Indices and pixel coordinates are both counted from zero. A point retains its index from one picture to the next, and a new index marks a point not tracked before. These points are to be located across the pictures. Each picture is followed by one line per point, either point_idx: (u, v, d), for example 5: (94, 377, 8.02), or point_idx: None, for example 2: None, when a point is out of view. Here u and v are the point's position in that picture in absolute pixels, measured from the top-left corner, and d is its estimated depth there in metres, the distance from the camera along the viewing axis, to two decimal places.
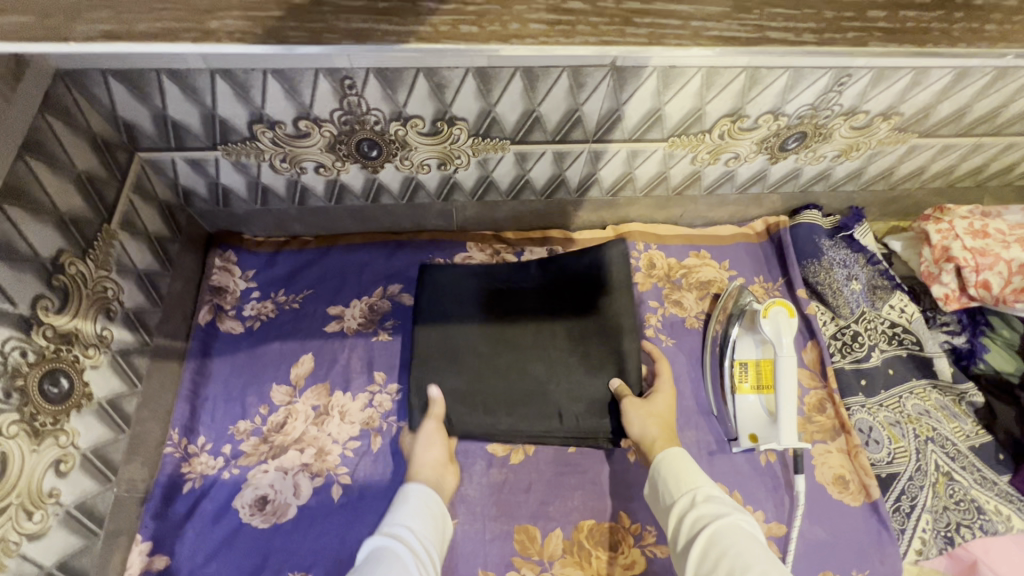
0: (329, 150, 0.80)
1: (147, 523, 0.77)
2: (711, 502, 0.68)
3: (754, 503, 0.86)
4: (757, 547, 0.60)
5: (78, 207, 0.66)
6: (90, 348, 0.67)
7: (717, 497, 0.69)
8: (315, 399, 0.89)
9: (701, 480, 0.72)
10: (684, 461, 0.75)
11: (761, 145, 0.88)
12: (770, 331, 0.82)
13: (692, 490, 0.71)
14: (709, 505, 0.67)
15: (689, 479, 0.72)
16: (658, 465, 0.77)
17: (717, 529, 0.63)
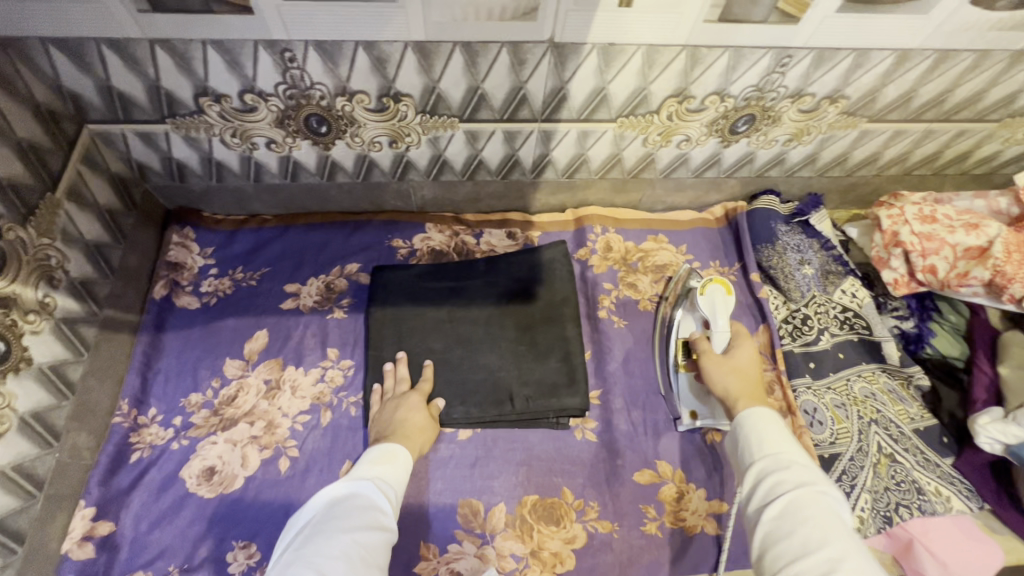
0: (278, 125, 0.81)
1: (91, 489, 0.77)
2: (794, 467, 0.60)
3: (697, 481, 0.88)
4: (843, 526, 0.54)
5: (19, 173, 0.67)
6: (30, 314, 0.69)
7: (802, 463, 0.60)
8: (267, 373, 0.90)
9: (787, 444, 0.62)
10: (769, 421, 0.65)
11: (711, 128, 0.89)
12: (706, 308, 0.86)
13: (772, 452, 0.62)
14: (795, 470, 0.59)
15: (770, 440, 0.63)
16: (739, 419, 0.67)
17: (794, 500, 0.56)
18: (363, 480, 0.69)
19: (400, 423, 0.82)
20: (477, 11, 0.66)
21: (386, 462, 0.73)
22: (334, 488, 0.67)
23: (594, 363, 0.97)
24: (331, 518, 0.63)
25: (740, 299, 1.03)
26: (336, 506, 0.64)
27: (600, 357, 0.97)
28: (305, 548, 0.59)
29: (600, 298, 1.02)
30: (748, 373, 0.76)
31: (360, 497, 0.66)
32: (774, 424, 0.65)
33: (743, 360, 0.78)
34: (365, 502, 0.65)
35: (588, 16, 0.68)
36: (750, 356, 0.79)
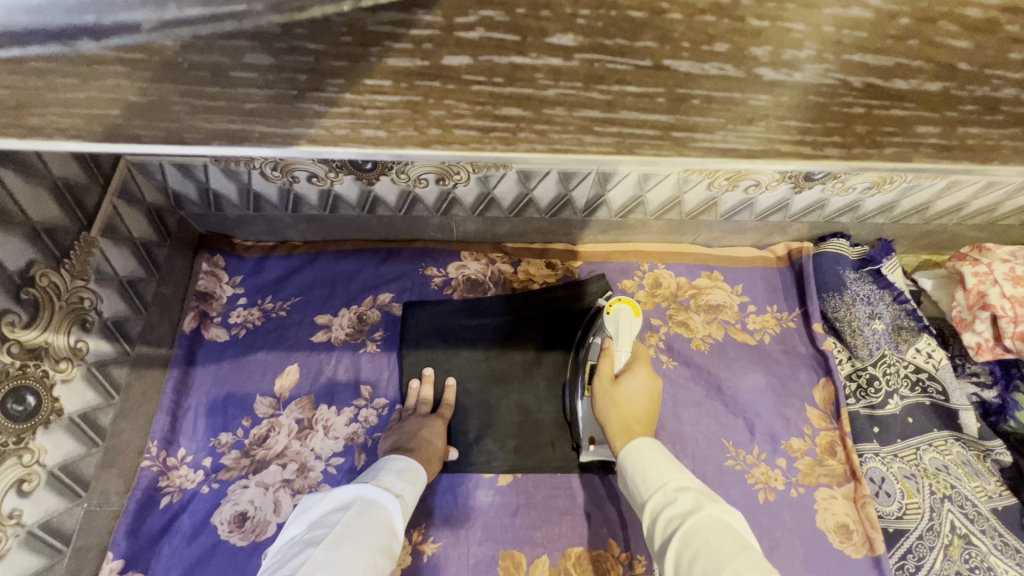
0: (321, 161, 0.76)
1: (119, 540, 0.74)
2: (682, 491, 0.57)
3: None
4: (741, 540, 0.50)
5: (54, 216, 0.64)
6: (61, 361, 0.65)
7: (691, 489, 0.57)
8: (300, 412, 0.86)
9: (672, 471, 0.60)
10: (650, 452, 0.64)
11: (785, 175, 0.81)
12: (612, 329, 0.81)
13: (662, 485, 0.59)
14: (680, 498, 0.56)
15: (657, 473, 0.61)
16: (623, 462, 0.66)
17: (685, 530, 0.52)
18: (393, 493, 0.69)
19: (426, 440, 0.80)
20: None
21: (411, 481, 0.73)
22: (365, 489, 0.68)
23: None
24: (361, 527, 0.62)
25: (800, 349, 0.96)
26: (365, 513, 0.64)
27: None
28: (333, 553, 0.58)
29: (647, 333, 0.96)
30: (631, 406, 0.72)
31: (387, 512, 0.67)
32: (661, 456, 0.63)
33: (629, 390, 0.73)
34: (388, 520, 0.66)
35: None
36: (638, 385, 0.74)
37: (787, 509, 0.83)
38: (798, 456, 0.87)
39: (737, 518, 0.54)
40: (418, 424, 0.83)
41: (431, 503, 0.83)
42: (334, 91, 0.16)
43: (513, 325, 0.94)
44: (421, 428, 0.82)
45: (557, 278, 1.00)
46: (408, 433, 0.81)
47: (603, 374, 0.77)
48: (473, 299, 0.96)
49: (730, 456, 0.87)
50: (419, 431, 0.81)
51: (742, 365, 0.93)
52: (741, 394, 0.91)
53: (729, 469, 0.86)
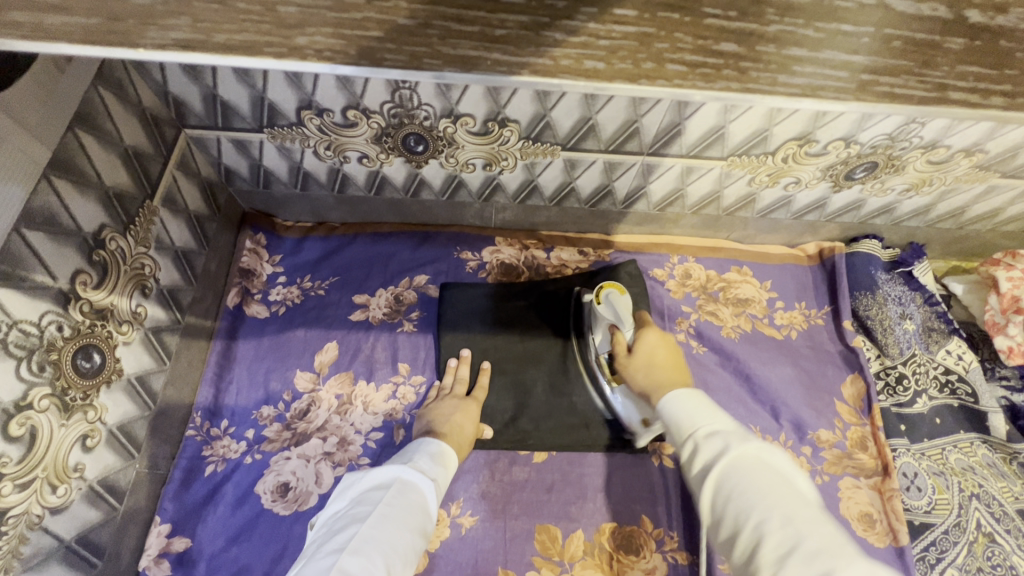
0: (374, 142, 0.79)
1: (166, 506, 0.78)
2: (717, 433, 0.56)
3: None
4: (777, 480, 0.50)
5: (123, 183, 0.66)
6: (124, 324, 0.67)
7: (722, 430, 0.56)
8: (338, 388, 0.89)
9: (703, 412, 0.60)
10: (685, 399, 0.62)
11: (826, 172, 0.83)
12: (609, 315, 0.82)
13: (695, 429, 0.58)
14: (709, 442, 0.55)
15: (691, 420, 0.59)
16: (662, 404, 0.64)
17: (724, 479, 0.52)
18: (428, 476, 0.70)
19: (456, 424, 0.81)
20: None
21: (443, 464, 0.74)
22: (402, 471, 0.68)
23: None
24: (401, 507, 0.64)
25: (828, 346, 0.97)
26: (404, 494, 0.66)
27: None
28: (378, 531, 0.60)
29: (678, 320, 0.98)
30: (656, 361, 0.75)
31: (423, 494, 0.68)
32: (693, 399, 0.62)
33: (647, 351, 0.77)
34: (424, 502, 0.67)
35: None
36: (653, 343, 0.78)
37: None
38: (825, 447, 0.88)
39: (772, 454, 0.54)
40: (451, 405, 0.85)
41: (467, 478, 0.86)
42: (586, 18, 0.22)
43: (541, 311, 0.96)
44: (453, 412, 0.83)
45: (590, 264, 1.02)
46: (440, 416, 0.82)
47: (620, 352, 0.80)
48: (506, 286, 0.98)
49: None
50: (451, 415, 0.82)
51: (770, 358, 0.94)
52: (770, 385, 0.92)
53: None
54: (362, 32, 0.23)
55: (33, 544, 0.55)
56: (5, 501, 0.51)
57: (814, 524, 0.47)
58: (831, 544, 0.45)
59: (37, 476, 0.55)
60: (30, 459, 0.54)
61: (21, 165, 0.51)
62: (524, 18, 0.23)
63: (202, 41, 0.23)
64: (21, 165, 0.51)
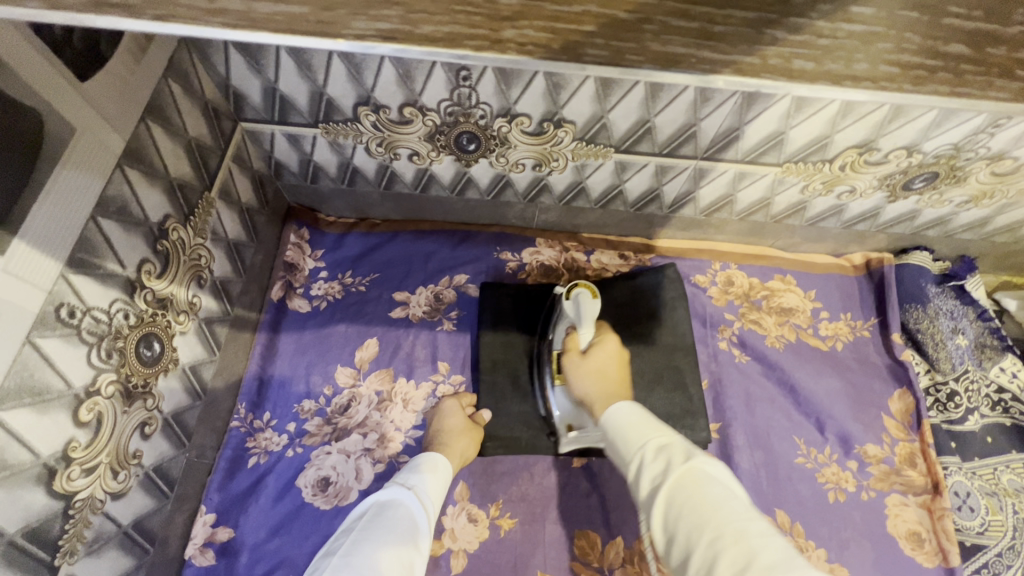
0: (427, 140, 0.79)
1: (211, 495, 0.79)
2: (658, 451, 0.59)
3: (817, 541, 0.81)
4: (723, 492, 0.52)
5: (186, 173, 0.66)
6: (181, 314, 0.68)
7: (668, 447, 0.59)
8: (379, 385, 0.89)
9: (651, 431, 0.62)
10: (630, 419, 0.66)
11: (883, 181, 0.81)
12: (571, 314, 0.83)
13: (642, 449, 0.61)
14: (657, 460, 0.58)
15: (639, 438, 0.62)
16: (607, 430, 0.68)
17: (671, 492, 0.54)
18: (404, 488, 0.71)
19: (444, 432, 0.82)
20: None
21: (428, 472, 0.74)
22: (377, 496, 0.70)
23: (711, 394, 0.91)
24: (379, 527, 0.64)
25: (875, 359, 0.94)
26: (382, 514, 0.66)
27: (718, 392, 0.91)
28: (352, 556, 0.60)
29: (720, 328, 0.97)
30: (602, 370, 0.80)
31: (405, 510, 0.68)
32: (640, 418, 0.66)
33: (600, 357, 0.80)
34: (410, 513, 0.67)
35: None
36: (607, 353, 0.81)
37: (859, 512, 0.83)
38: (872, 462, 0.86)
39: (723, 468, 0.56)
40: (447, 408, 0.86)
41: (506, 480, 0.85)
42: (814, 17, 0.25)
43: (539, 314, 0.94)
44: (438, 420, 0.84)
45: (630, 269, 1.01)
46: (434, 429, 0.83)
47: (572, 351, 0.82)
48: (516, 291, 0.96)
49: (801, 453, 0.87)
50: (444, 425, 0.83)
51: (816, 369, 0.93)
52: (816, 397, 0.90)
53: (800, 467, 0.86)
54: (575, 27, 0.25)
55: (95, 529, 0.55)
56: (73, 485, 0.52)
57: (764, 536, 0.47)
58: (778, 558, 0.45)
59: (101, 461, 0.55)
60: (95, 445, 0.54)
61: (100, 157, 0.52)
62: (750, 16, 0.25)
63: (408, 34, 0.26)
64: (97, 155, 0.51)
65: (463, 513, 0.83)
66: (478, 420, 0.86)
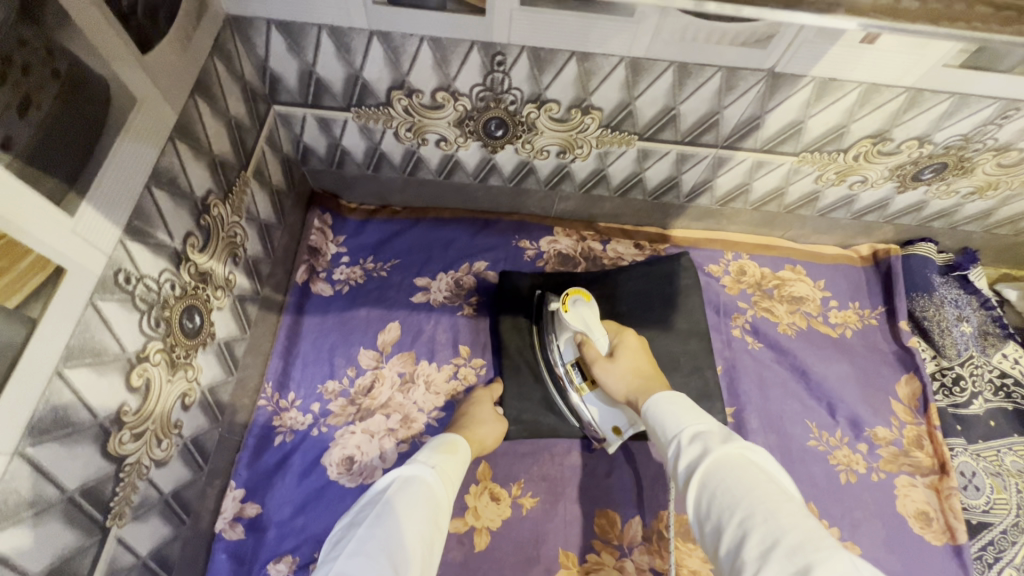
0: (456, 125, 0.80)
1: (240, 471, 0.80)
2: (694, 433, 0.60)
3: (830, 519, 0.83)
4: (758, 477, 0.52)
5: (226, 151, 0.68)
6: (218, 290, 0.69)
7: (705, 432, 0.59)
8: (401, 367, 0.91)
9: (686, 415, 0.63)
10: (667, 403, 0.66)
11: (894, 172, 0.85)
12: (579, 325, 0.80)
13: (679, 431, 0.61)
14: (692, 443, 0.59)
15: (676, 421, 0.63)
16: (646, 412, 0.68)
17: (706, 473, 0.55)
18: (427, 465, 0.67)
19: (472, 417, 0.83)
20: (710, 34, 0.63)
21: (448, 452, 0.71)
22: (400, 470, 0.66)
23: (725, 380, 0.94)
24: (403, 501, 0.61)
25: (882, 346, 0.98)
26: (405, 489, 0.63)
27: (732, 378, 0.94)
28: (378, 529, 0.57)
29: (734, 316, 0.99)
30: (632, 367, 0.76)
31: (428, 485, 0.65)
32: (679, 404, 0.65)
33: (627, 356, 0.78)
34: (433, 492, 0.64)
35: (823, 48, 0.64)
36: (632, 348, 0.79)
37: (870, 492, 0.85)
38: (881, 445, 0.89)
39: (759, 455, 0.56)
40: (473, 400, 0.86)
41: (527, 460, 0.87)
42: None
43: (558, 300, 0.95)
44: (466, 408, 0.84)
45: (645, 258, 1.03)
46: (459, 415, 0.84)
47: (596, 359, 0.78)
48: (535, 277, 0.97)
49: (813, 436, 0.90)
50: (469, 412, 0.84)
51: (827, 355, 0.96)
52: (827, 381, 0.93)
53: (812, 449, 0.88)
54: None
55: (141, 494, 0.57)
56: (124, 449, 0.53)
57: (798, 517, 0.48)
58: (810, 537, 0.45)
59: (148, 428, 0.56)
60: (143, 411, 0.55)
61: (154, 128, 0.53)
62: None
63: None
64: (152, 126, 0.53)
65: (486, 492, 0.84)
66: (501, 416, 0.86)
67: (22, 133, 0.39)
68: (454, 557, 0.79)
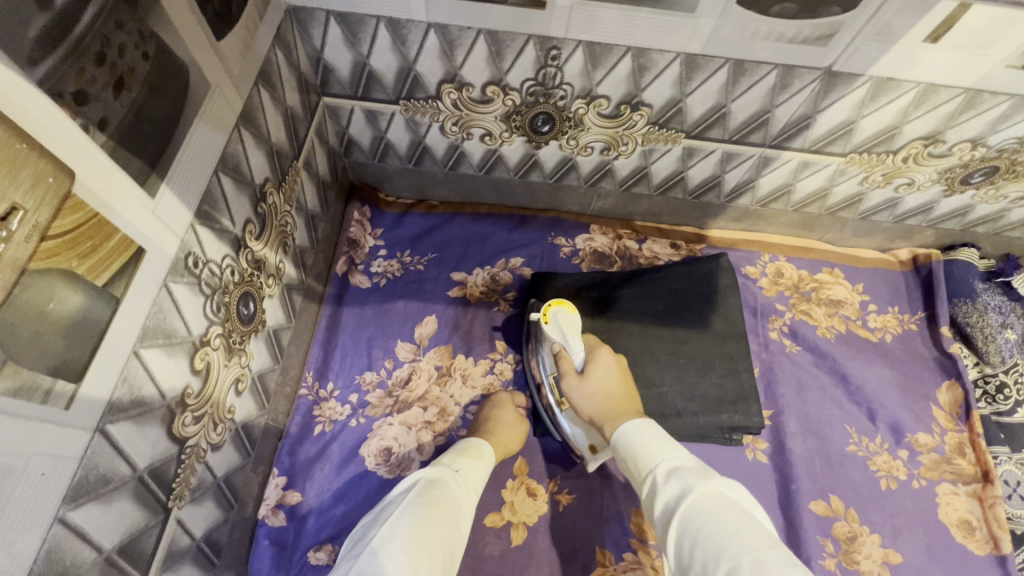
0: (502, 120, 0.81)
1: (283, 459, 0.81)
2: (671, 470, 0.58)
3: (871, 525, 0.82)
4: (742, 517, 0.51)
5: (282, 140, 0.69)
6: (270, 278, 0.70)
7: (679, 468, 0.58)
8: (438, 360, 0.91)
9: (660, 450, 0.61)
10: (641, 435, 0.65)
11: (943, 175, 0.84)
12: (556, 336, 0.80)
13: (656, 468, 0.60)
14: (669, 482, 0.57)
15: (650, 456, 0.61)
16: (619, 444, 0.67)
17: (687, 514, 0.53)
18: (450, 468, 0.67)
19: (494, 420, 0.82)
20: (771, 32, 0.62)
21: (474, 456, 0.71)
22: (424, 471, 0.66)
23: (763, 382, 0.93)
24: (426, 501, 0.61)
25: (923, 352, 0.96)
26: (430, 490, 0.62)
27: (769, 379, 0.93)
28: (397, 530, 0.56)
29: (772, 318, 0.98)
30: (604, 388, 0.75)
31: (452, 487, 0.64)
32: (650, 434, 0.65)
33: (598, 376, 0.76)
34: (453, 494, 0.63)
35: (883, 48, 0.63)
36: (604, 367, 0.77)
37: (912, 499, 0.84)
38: (923, 451, 0.88)
39: (736, 491, 0.55)
40: (499, 404, 0.85)
41: (563, 457, 0.86)
42: None
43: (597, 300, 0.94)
44: (488, 410, 0.84)
45: (681, 257, 1.02)
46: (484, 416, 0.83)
47: (567, 373, 0.79)
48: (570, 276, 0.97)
49: (853, 441, 0.89)
50: (492, 414, 0.83)
51: (867, 359, 0.95)
52: (866, 386, 0.92)
53: (851, 454, 0.87)
54: None
55: (198, 477, 0.57)
56: (186, 431, 0.54)
57: (784, 565, 0.46)
58: None
59: (206, 412, 0.57)
60: (204, 395, 0.56)
61: (223, 115, 0.54)
62: None
63: None
64: (222, 112, 0.53)
65: (522, 487, 0.84)
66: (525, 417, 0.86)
67: (115, 113, 0.39)
68: (492, 551, 0.79)
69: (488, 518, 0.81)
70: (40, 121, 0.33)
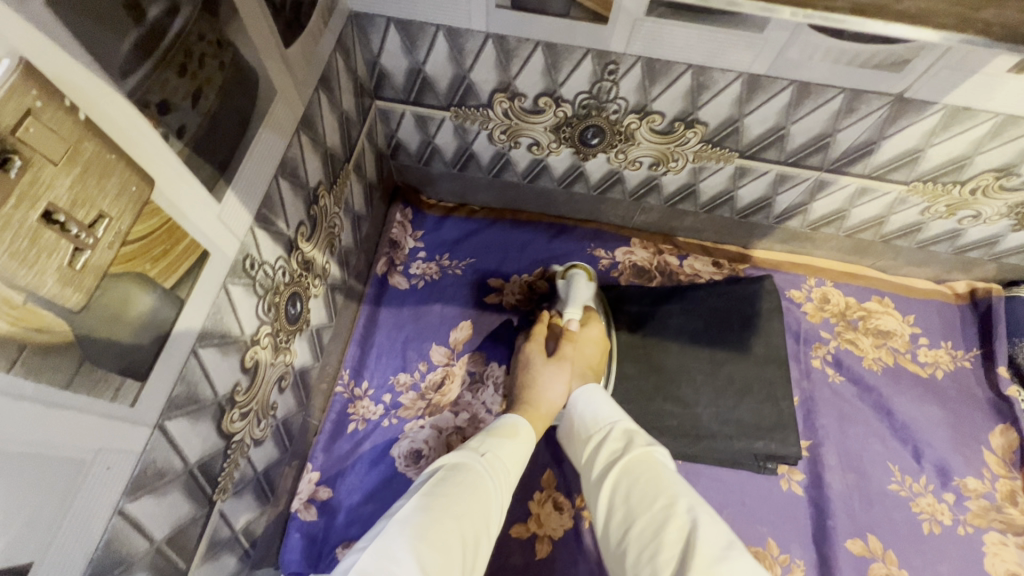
0: (552, 131, 0.80)
1: (317, 454, 0.83)
2: (623, 430, 0.64)
3: (911, 570, 0.79)
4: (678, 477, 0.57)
5: (336, 143, 0.70)
6: (316, 279, 0.71)
7: (632, 428, 0.64)
8: (472, 365, 0.91)
9: (615, 412, 0.67)
10: (599, 396, 0.70)
11: (1013, 209, 0.79)
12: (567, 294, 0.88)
13: (607, 424, 0.65)
14: (619, 437, 0.63)
15: (609, 414, 0.67)
16: (574, 400, 0.71)
17: (630, 464, 0.59)
18: (478, 452, 0.60)
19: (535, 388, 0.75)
20: (842, 56, 0.60)
21: (508, 437, 0.64)
22: (449, 455, 0.60)
23: (803, 411, 0.90)
24: (444, 492, 0.54)
25: (977, 392, 0.92)
26: (450, 480, 0.56)
27: (809, 409, 0.90)
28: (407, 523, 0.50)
29: (815, 345, 0.95)
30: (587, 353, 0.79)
31: (479, 477, 0.58)
32: (601, 396, 0.70)
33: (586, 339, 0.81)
34: (479, 487, 0.57)
35: (960, 78, 0.60)
36: (593, 334, 0.82)
37: (957, 546, 0.81)
38: (971, 497, 0.84)
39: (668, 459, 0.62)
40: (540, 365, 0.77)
41: None
42: None
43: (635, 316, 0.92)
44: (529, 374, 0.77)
45: (723, 276, 1.00)
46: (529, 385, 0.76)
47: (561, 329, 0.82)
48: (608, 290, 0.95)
49: (895, 481, 0.85)
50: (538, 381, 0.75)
51: (915, 395, 0.91)
52: (913, 424, 0.89)
53: (893, 494, 0.84)
54: None
55: (241, 470, 0.59)
56: (234, 427, 0.55)
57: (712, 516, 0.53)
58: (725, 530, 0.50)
59: (251, 409, 0.58)
60: (251, 392, 0.57)
61: (286, 121, 0.55)
62: None
63: None
64: (285, 119, 0.54)
65: (548, 501, 0.83)
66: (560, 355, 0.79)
67: (193, 122, 0.40)
68: (515, 562, 0.79)
69: (513, 528, 0.81)
70: (127, 132, 0.34)
